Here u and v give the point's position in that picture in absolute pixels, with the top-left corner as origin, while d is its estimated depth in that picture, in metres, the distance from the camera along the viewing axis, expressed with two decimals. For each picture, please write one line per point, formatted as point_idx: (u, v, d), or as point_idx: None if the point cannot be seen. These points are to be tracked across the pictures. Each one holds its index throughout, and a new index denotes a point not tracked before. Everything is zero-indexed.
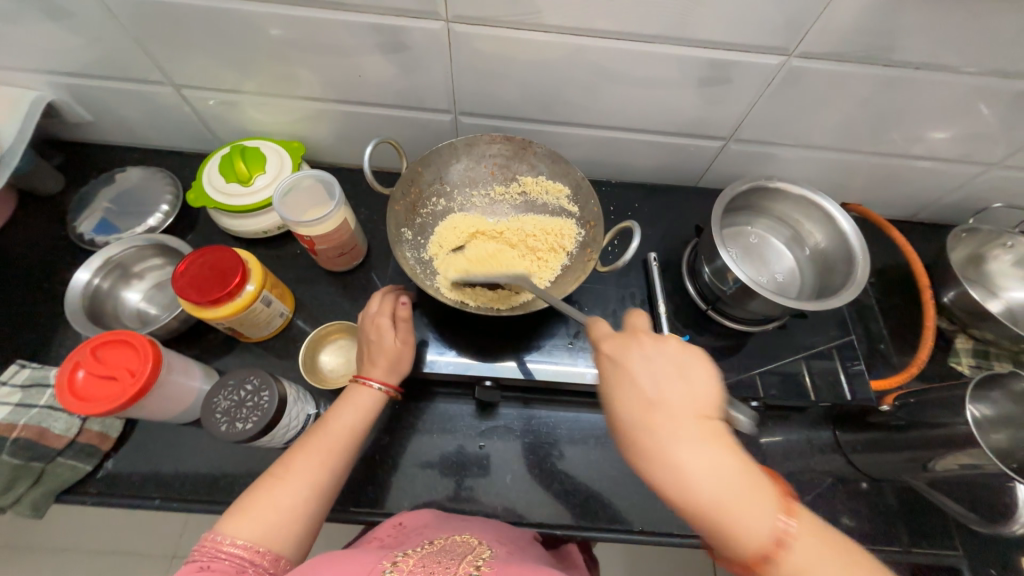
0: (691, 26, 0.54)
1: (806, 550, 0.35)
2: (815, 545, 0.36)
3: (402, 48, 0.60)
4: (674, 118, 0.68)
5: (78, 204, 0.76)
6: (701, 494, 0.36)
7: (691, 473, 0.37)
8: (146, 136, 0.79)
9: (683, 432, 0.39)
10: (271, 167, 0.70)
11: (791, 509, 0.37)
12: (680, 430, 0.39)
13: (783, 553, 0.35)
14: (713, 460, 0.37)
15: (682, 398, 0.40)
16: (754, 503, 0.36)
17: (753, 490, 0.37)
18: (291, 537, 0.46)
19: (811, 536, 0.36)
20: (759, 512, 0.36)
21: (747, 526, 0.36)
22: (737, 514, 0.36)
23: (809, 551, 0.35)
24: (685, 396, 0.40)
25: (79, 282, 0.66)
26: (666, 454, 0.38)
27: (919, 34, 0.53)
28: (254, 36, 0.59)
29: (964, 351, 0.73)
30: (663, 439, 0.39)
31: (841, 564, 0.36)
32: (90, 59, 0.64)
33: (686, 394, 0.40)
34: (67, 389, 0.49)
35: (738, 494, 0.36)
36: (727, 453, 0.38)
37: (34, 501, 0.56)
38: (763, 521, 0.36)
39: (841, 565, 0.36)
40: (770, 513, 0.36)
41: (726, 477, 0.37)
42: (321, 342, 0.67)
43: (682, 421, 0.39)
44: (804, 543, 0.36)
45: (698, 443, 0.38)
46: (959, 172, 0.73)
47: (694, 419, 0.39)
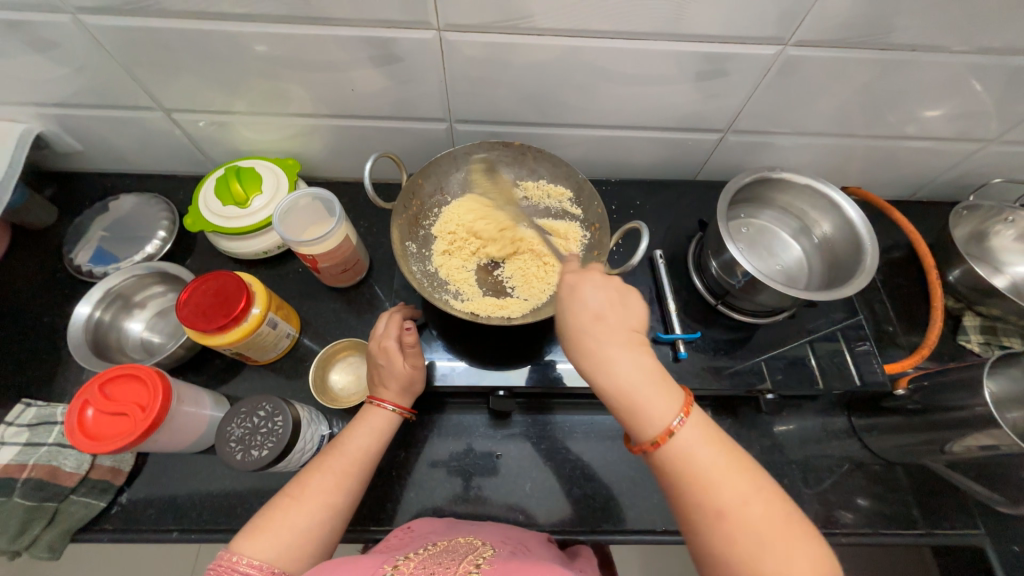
0: (686, 21, 0.54)
1: (692, 440, 0.41)
2: (701, 439, 0.42)
3: (395, 60, 0.59)
4: (670, 114, 0.67)
5: (73, 235, 0.75)
6: (619, 381, 0.43)
7: (611, 363, 0.44)
8: (138, 162, 0.78)
9: (612, 335, 0.45)
10: (267, 186, 0.70)
11: (690, 411, 0.42)
12: (605, 336, 0.45)
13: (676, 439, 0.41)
14: (628, 359, 0.44)
15: (615, 313, 0.47)
16: (660, 397, 0.42)
17: (662, 388, 0.43)
18: (305, 561, 0.46)
19: (701, 430, 0.42)
20: (663, 405, 0.42)
21: (647, 411, 0.42)
22: (642, 399, 0.42)
23: (694, 441, 0.41)
24: (616, 310, 0.47)
25: (80, 316, 0.64)
26: (594, 348, 0.45)
27: (914, 16, 0.53)
28: (243, 56, 0.59)
29: (973, 328, 0.73)
30: (594, 340, 0.45)
31: (724, 457, 0.41)
32: (76, 88, 0.63)
33: (615, 308, 0.47)
34: (78, 429, 0.48)
35: (646, 387, 0.43)
36: (644, 357, 0.44)
37: (51, 542, 0.55)
38: (664, 412, 0.42)
39: (723, 458, 0.41)
40: (670, 407, 0.42)
41: (638, 372, 0.43)
42: (329, 361, 0.67)
43: (610, 330, 0.46)
44: (692, 435, 0.41)
45: (620, 346, 0.45)
46: (957, 150, 0.73)
47: (621, 327, 0.46)
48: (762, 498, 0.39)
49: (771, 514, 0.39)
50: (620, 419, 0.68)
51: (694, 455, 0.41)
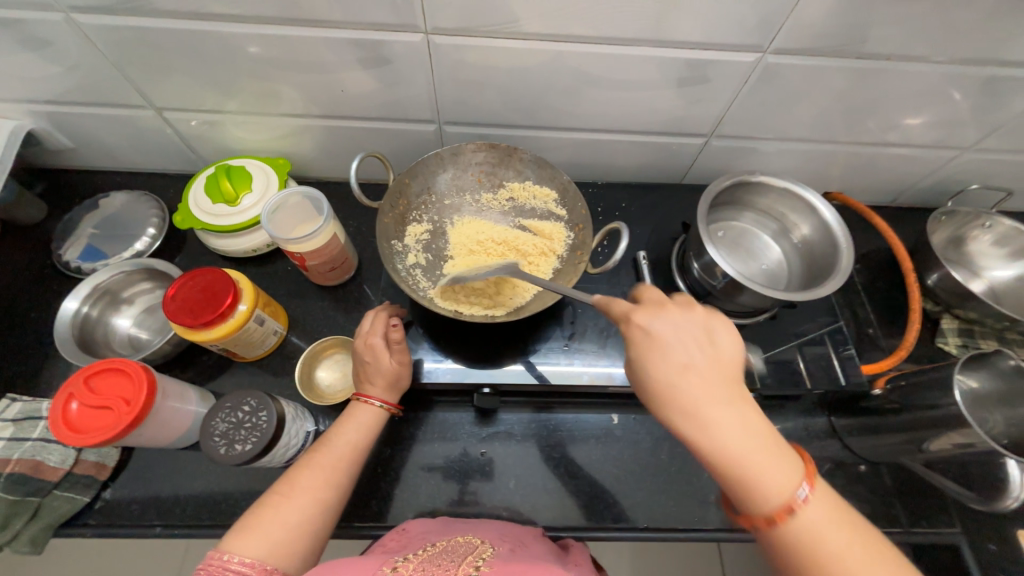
0: (667, 27, 0.55)
1: (817, 515, 0.39)
2: (824, 511, 0.39)
3: (384, 62, 0.60)
4: (655, 118, 0.69)
5: (63, 231, 0.75)
6: (730, 447, 0.40)
7: (717, 428, 0.40)
8: (129, 160, 0.79)
9: (714, 394, 0.41)
10: (257, 185, 0.70)
11: (812, 481, 0.39)
12: (708, 395, 0.41)
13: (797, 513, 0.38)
14: (738, 423, 0.40)
15: (714, 365, 0.43)
16: (777, 466, 0.39)
17: (776, 454, 0.40)
18: (298, 558, 0.45)
19: (823, 498, 0.39)
20: (781, 476, 0.39)
21: (764, 482, 0.39)
22: (756, 469, 0.39)
23: (819, 517, 0.39)
24: (712, 361, 0.43)
25: (68, 310, 0.65)
26: (693, 407, 0.41)
27: (888, 26, 0.54)
28: (234, 56, 0.59)
29: (951, 331, 0.74)
30: (694, 399, 0.41)
31: (846, 525, 0.39)
32: (68, 86, 0.64)
33: (712, 358, 0.43)
34: (62, 421, 0.49)
35: (761, 455, 0.40)
36: (752, 418, 0.41)
37: (33, 536, 0.55)
38: (783, 483, 0.39)
39: (845, 525, 0.39)
40: (791, 479, 0.39)
41: (748, 437, 0.40)
42: (316, 359, 0.67)
43: (714, 389, 0.41)
44: (816, 510, 0.39)
45: (727, 407, 0.41)
46: (934, 157, 0.75)
47: (720, 382, 0.42)
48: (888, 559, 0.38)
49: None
50: (605, 418, 0.68)
51: (818, 530, 0.38)
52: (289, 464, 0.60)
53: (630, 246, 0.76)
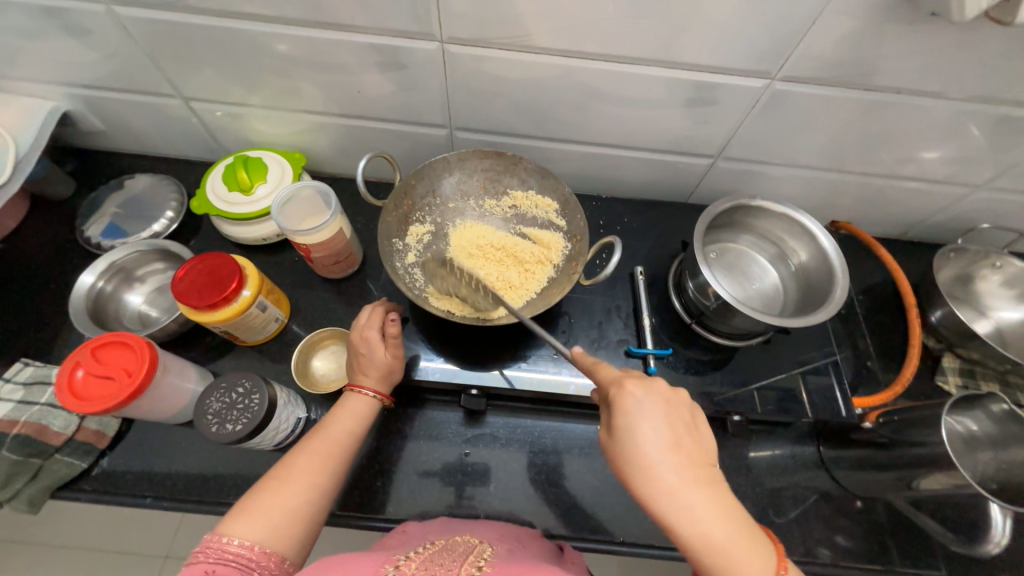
0: (676, 49, 0.56)
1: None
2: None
3: (400, 67, 0.62)
4: (662, 137, 0.70)
5: (88, 208, 0.79)
6: (708, 532, 0.40)
7: (701, 516, 0.40)
8: (155, 145, 0.83)
9: (697, 481, 0.42)
10: (272, 176, 0.73)
11: (783, 563, 0.40)
12: (693, 482, 0.41)
13: None
14: (718, 509, 0.41)
15: (693, 447, 0.44)
16: (754, 551, 0.40)
17: (754, 539, 0.41)
18: (294, 541, 0.46)
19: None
20: (760, 563, 0.40)
21: (744, 569, 0.39)
22: (736, 556, 0.40)
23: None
24: (693, 444, 0.44)
25: (84, 284, 0.68)
26: (680, 495, 0.41)
27: (898, 60, 0.54)
28: (259, 53, 0.62)
29: (951, 370, 0.73)
30: (677, 482, 0.41)
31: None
32: (104, 72, 0.67)
33: (691, 441, 0.44)
34: (67, 388, 0.51)
35: (739, 541, 0.40)
36: (731, 504, 0.42)
37: (31, 497, 0.58)
38: (761, 571, 0.39)
39: None
40: (768, 565, 0.40)
41: (727, 525, 0.40)
42: (313, 348, 0.69)
43: (694, 473, 0.42)
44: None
45: (709, 495, 0.41)
46: (945, 193, 0.74)
47: (699, 467, 0.43)
48: None
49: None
50: (591, 429, 0.69)
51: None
52: (278, 447, 0.61)
53: (629, 261, 0.77)
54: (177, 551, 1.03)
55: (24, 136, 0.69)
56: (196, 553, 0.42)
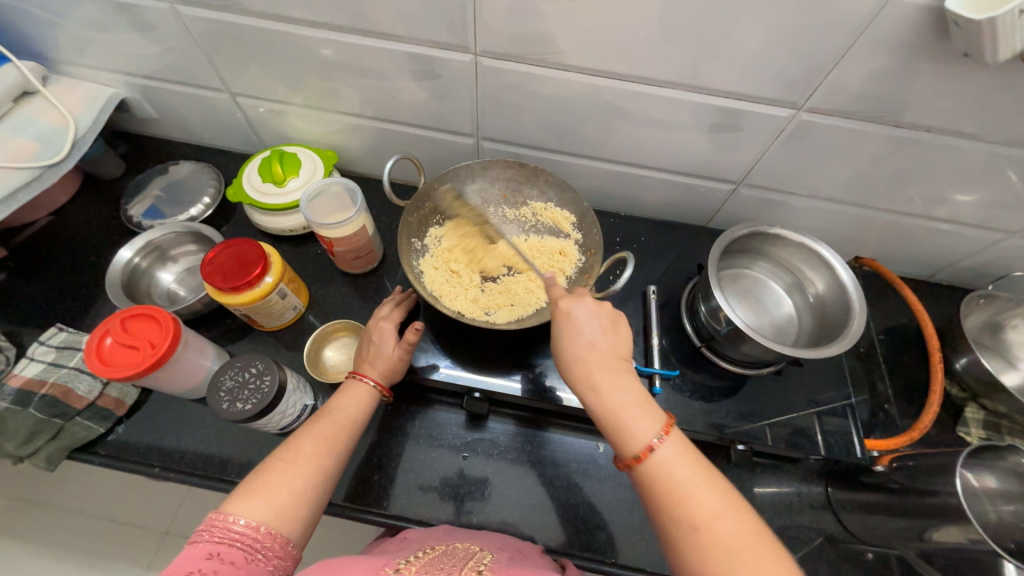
0: (703, 75, 0.57)
1: (673, 460, 0.42)
2: (680, 457, 0.43)
3: (435, 76, 0.65)
4: (685, 159, 0.70)
5: (133, 189, 0.84)
6: (605, 400, 0.45)
7: (601, 384, 0.45)
8: (201, 135, 0.88)
9: (600, 361, 0.46)
10: (305, 171, 0.76)
11: (669, 429, 0.43)
12: (593, 359, 0.46)
13: (652, 458, 0.42)
14: (617, 382, 0.45)
15: (607, 339, 0.48)
16: (642, 414, 0.44)
17: (646, 408, 0.44)
18: (297, 523, 0.46)
19: (676, 449, 0.43)
20: (646, 425, 0.43)
21: (629, 427, 0.43)
22: (623, 417, 0.44)
23: (674, 460, 0.42)
24: (609, 336, 0.48)
25: (121, 259, 0.72)
26: (584, 371, 0.46)
27: (930, 99, 0.54)
28: (305, 56, 0.66)
29: (975, 421, 0.70)
30: (584, 360, 0.47)
31: (701, 477, 0.42)
32: (162, 65, 0.72)
33: (608, 334, 0.48)
34: (95, 353, 0.54)
35: (630, 406, 0.44)
36: (630, 380, 0.46)
37: (49, 455, 0.61)
38: (645, 430, 0.43)
39: (701, 478, 0.42)
40: (651, 427, 0.43)
41: (623, 394, 0.45)
42: (325, 339, 0.72)
43: (598, 352, 0.47)
44: (671, 455, 0.42)
45: (609, 370, 0.46)
46: (977, 237, 0.72)
47: (606, 352, 0.47)
48: (747, 520, 0.40)
49: (743, 530, 0.39)
50: (591, 445, 0.68)
51: (673, 472, 0.42)
52: (284, 431, 0.63)
53: (642, 280, 0.77)
54: (177, 528, 1.05)
55: (83, 118, 0.75)
56: (199, 532, 0.42)
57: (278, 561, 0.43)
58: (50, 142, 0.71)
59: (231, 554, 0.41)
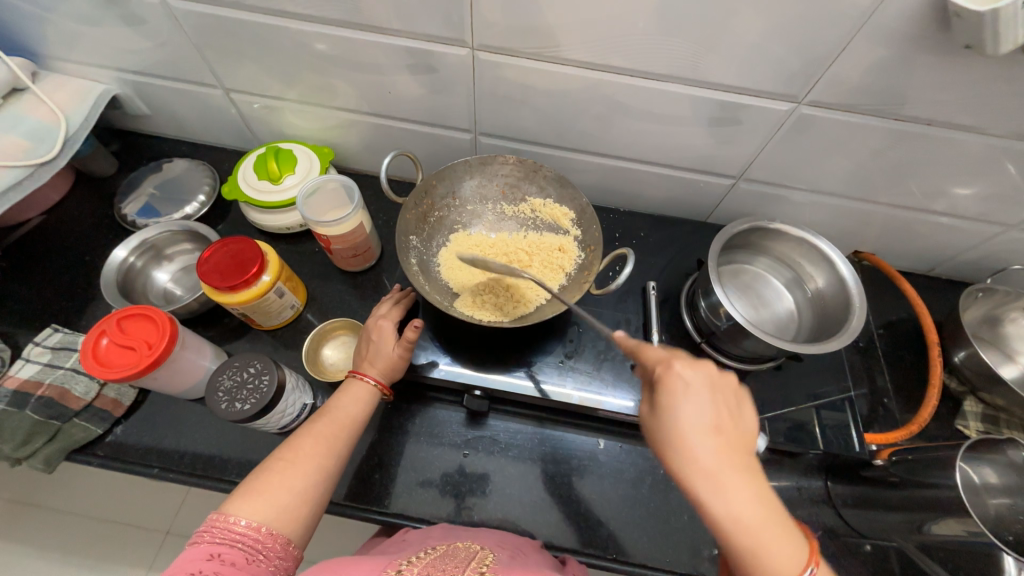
0: (703, 68, 0.57)
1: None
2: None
3: (432, 70, 0.64)
4: (685, 154, 0.70)
5: (127, 187, 0.83)
6: (746, 522, 0.36)
7: (739, 499, 0.37)
8: (195, 132, 0.87)
9: (734, 464, 0.38)
10: (301, 168, 0.76)
11: (816, 561, 0.37)
12: (730, 466, 0.38)
13: None
14: (757, 496, 0.37)
15: (734, 432, 0.39)
16: (785, 539, 0.37)
17: (790, 534, 0.37)
18: (298, 522, 0.45)
19: None
20: (794, 555, 0.36)
21: (773, 559, 0.36)
22: (766, 545, 0.36)
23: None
24: (735, 428, 0.40)
25: (116, 258, 0.71)
26: (716, 479, 0.37)
27: (931, 92, 0.54)
28: (300, 51, 0.65)
29: (973, 414, 0.71)
30: (718, 467, 0.38)
31: None
32: (154, 60, 0.71)
33: (733, 426, 0.40)
34: (91, 354, 0.53)
35: (771, 529, 0.37)
36: (767, 492, 0.38)
37: (47, 456, 0.61)
38: (793, 563, 0.36)
39: None
40: (798, 558, 0.36)
41: (763, 511, 0.37)
42: (324, 337, 0.71)
43: (736, 456, 0.38)
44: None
45: (750, 481, 0.38)
46: (977, 231, 0.72)
47: (742, 454, 0.39)
48: None
49: None
50: (591, 442, 0.68)
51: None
52: (283, 431, 0.63)
53: (642, 276, 0.76)
54: (177, 528, 1.05)
55: (74, 116, 0.73)
56: (200, 533, 0.42)
57: (279, 562, 0.43)
58: (41, 140, 0.70)
59: (231, 555, 0.41)
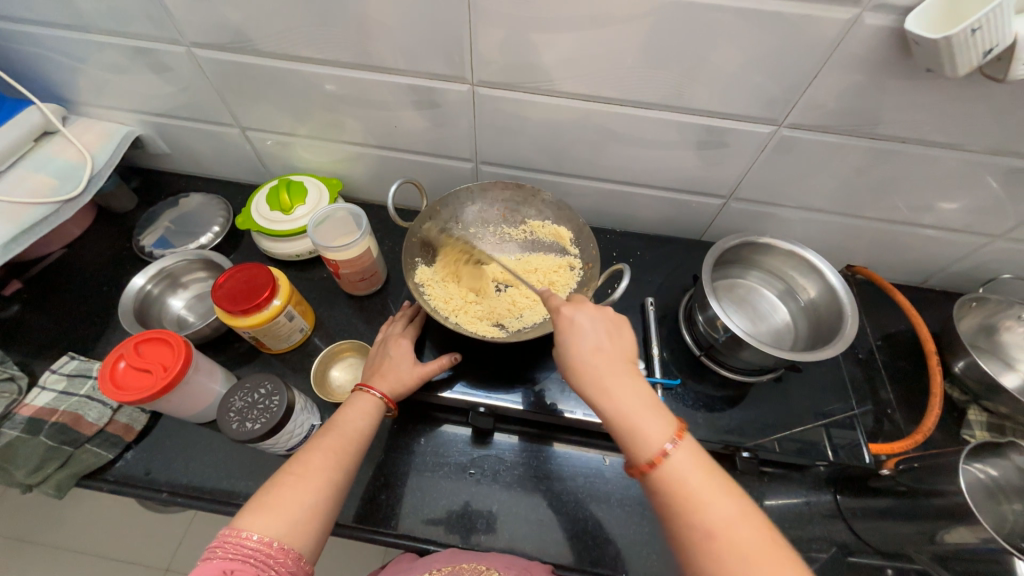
0: (686, 96, 0.61)
1: (685, 463, 0.43)
2: (691, 463, 0.43)
3: (435, 105, 0.69)
4: (675, 176, 0.73)
5: (145, 221, 0.87)
6: (617, 405, 0.45)
7: (614, 390, 0.46)
8: (211, 168, 0.92)
9: (610, 365, 0.48)
10: (311, 199, 0.79)
11: (682, 434, 0.44)
12: (605, 364, 0.48)
13: (665, 460, 0.43)
14: (629, 386, 0.46)
15: (612, 344, 0.50)
16: (655, 419, 0.44)
17: (658, 414, 0.45)
18: (309, 537, 0.46)
19: (688, 454, 0.43)
20: (659, 429, 0.44)
21: (642, 432, 0.44)
22: (636, 422, 0.44)
23: (687, 465, 0.43)
24: (614, 344, 0.50)
25: (135, 286, 0.75)
26: (595, 375, 0.47)
27: (902, 112, 0.57)
28: (313, 92, 0.70)
29: (977, 423, 0.71)
30: (596, 367, 0.48)
31: (716, 483, 0.42)
32: (177, 103, 0.77)
33: (612, 341, 0.50)
34: (108, 377, 0.55)
35: (641, 412, 0.45)
36: (640, 386, 0.47)
37: (59, 482, 0.61)
38: (658, 436, 0.44)
39: (716, 484, 0.42)
40: (664, 433, 0.44)
41: (634, 397, 0.46)
42: (332, 359, 0.73)
43: (608, 358, 0.48)
44: (685, 458, 0.43)
45: (620, 375, 0.47)
46: (964, 242, 0.74)
47: (618, 359, 0.48)
48: (762, 533, 0.40)
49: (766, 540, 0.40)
50: (597, 458, 0.68)
51: (686, 478, 0.42)
52: (291, 453, 0.63)
53: (640, 293, 0.79)
54: (177, 563, 1.04)
55: (99, 154, 0.78)
56: (212, 549, 0.42)
57: None
58: (67, 178, 0.74)
59: (244, 572, 0.41)
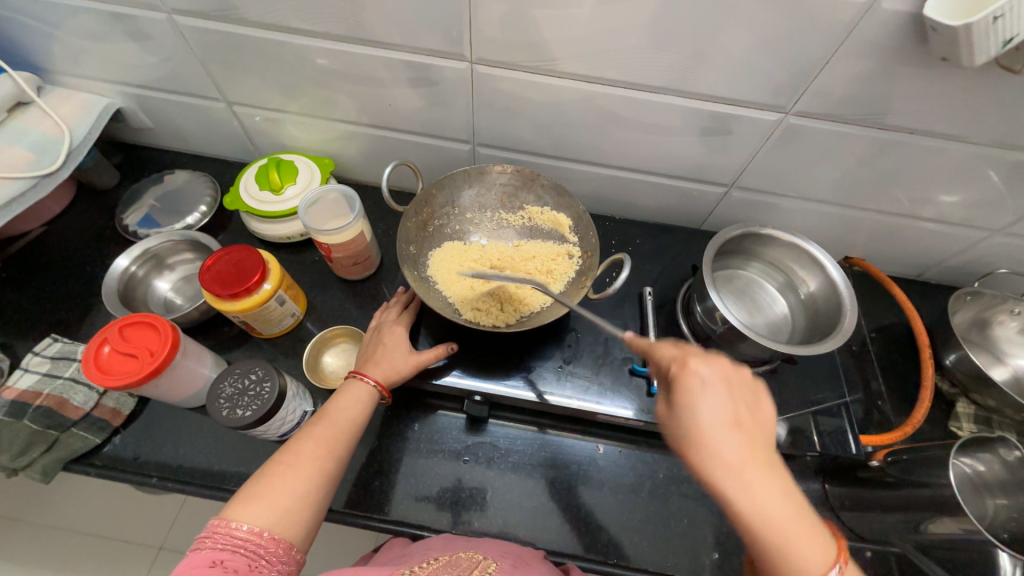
0: (693, 80, 0.59)
1: None
2: None
3: (431, 83, 0.66)
4: (677, 163, 0.72)
5: (129, 199, 0.84)
6: (773, 516, 0.37)
7: (768, 496, 0.37)
8: (198, 145, 0.88)
9: (757, 459, 0.38)
10: (302, 179, 0.77)
11: (842, 557, 0.37)
12: (754, 460, 0.38)
13: None
14: (782, 490, 0.38)
15: (752, 425, 0.40)
16: (814, 538, 0.37)
17: (814, 528, 0.38)
18: (300, 527, 0.45)
19: None
20: (820, 551, 0.37)
21: (802, 555, 0.37)
22: (794, 541, 0.37)
23: None
24: (754, 425, 0.40)
25: (118, 267, 0.72)
26: (743, 474, 0.37)
27: (911, 102, 0.56)
28: (303, 66, 0.67)
29: (965, 415, 0.72)
30: (743, 462, 0.38)
31: None
32: (159, 75, 0.73)
33: (750, 420, 0.40)
34: (92, 361, 0.54)
35: (799, 526, 0.37)
36: (792, 488, 0.38)
37: (45, 466, 0.60)
38: (819, 559, 0.37)
39: None
40: (825, 556, 0.37)
41: (789, 506, 0.37)
42: (325, 344, 0.72)
43: (757, 448, 0.39)
44: None
45: (770, 473, 0.38)
46: (963, 237, 0.74)
47: (762, 447, 0.39)
48: None
49: None
50: (590, 446, 0.69)
51: None
52: (283, 439, 0.62)
53: (638, 282, 0.78)
54: (170, 543, 1.04)
55: (78, 128, 0.74)
56: (201, 538, 0.42)
57: (282, 566, 0.43)
58: (45, 152, 0.71)
59: (234, 562, 0.41)
